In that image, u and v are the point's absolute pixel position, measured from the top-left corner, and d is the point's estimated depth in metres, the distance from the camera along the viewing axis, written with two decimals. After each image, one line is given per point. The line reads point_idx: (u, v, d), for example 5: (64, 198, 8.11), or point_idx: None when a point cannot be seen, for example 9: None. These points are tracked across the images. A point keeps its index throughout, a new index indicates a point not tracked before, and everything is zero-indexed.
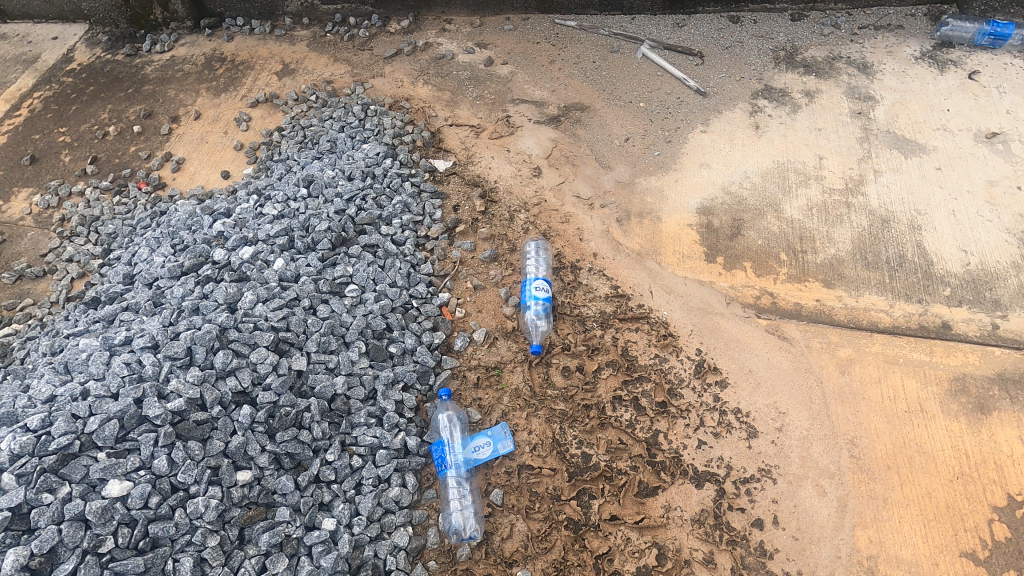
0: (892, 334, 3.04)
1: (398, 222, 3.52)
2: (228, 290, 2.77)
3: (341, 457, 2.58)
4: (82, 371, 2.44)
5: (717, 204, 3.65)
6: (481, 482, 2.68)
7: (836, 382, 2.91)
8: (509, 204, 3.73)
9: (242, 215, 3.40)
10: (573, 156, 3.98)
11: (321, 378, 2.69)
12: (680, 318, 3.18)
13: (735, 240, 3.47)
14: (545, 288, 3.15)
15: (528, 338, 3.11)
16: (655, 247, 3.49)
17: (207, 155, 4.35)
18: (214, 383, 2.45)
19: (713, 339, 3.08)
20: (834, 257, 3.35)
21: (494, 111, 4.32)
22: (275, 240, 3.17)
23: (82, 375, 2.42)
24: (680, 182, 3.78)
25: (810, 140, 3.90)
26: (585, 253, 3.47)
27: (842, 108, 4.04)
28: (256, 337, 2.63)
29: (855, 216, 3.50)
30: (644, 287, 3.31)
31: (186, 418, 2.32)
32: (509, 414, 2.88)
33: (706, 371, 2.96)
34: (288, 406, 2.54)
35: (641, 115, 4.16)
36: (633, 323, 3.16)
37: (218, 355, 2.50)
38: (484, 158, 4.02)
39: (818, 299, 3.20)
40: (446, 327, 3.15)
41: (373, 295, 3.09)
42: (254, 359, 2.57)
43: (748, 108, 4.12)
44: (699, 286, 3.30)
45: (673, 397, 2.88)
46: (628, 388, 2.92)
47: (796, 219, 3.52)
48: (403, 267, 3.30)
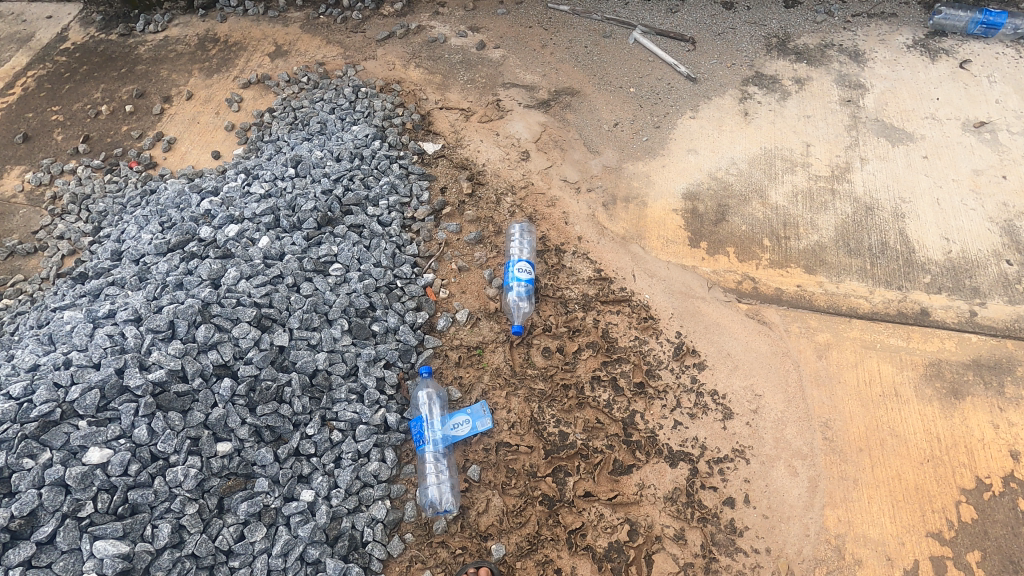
0: (871, 320, 3.07)
1: (385, 204, 3.54)
2: (212, 266, 2.80)
3: (321, 431, 2.62)
4: (66, 342, 2.48)
5: (702, 189, 3.66)
6: (459, 458, 2.73)
7: (813, 366, 2.94)
8: (496, 187, 3.75)
9: (229, 194, 3.41)
10: (562, 140, 3.99)
11: (303, 354, 2.72)
12: (662, 301, 3.21)
13: (719, 226, 3.49)
14: (528, 269, 3.18)
15: (510, 318, 3.14)
16: (639, 231, 3.52)
17: (198, 135, 4.36)
18: (196, 356, 2.49)
19: (693, 322, 3.11)
20: (817, 243, 3.37)
21: (484, 95, 4.33)
22: (261, 219, 3.20)
23: (66, 346, 2.46)
24: (667, 167, 3.79)
25: (798, 127, 3.90)
26: (570, 237, 3.50)
27: (831, 96, 4.04)
28: (239, 312, 2.67)
29: (840, 203, 3.51)
30: (627, 271, 3.34)
31: (167, 389, 2.36)
32: (489, 392, 2.92)
33: (685, 353, 2.99)
34: (269, 380, 2.58)
35: (631, 101, 4.16)
36: (614, 305, 3.19)
37: (200, 329, 2.54)
38: (473, 142, 4.03)
39: (798, 285, 3.23)
40: (429, 308, 3.19)
41: (357, 274, 3.12)
42: (236, 333, 2.61)
43: (737, 94, 4.12)
44: (681, 270, 3.33)
45: (651, 378, 2.92)
46: (607, 369, 2.96)
47: (780, 205, 3.54)
48: (388, 248, 3.33)
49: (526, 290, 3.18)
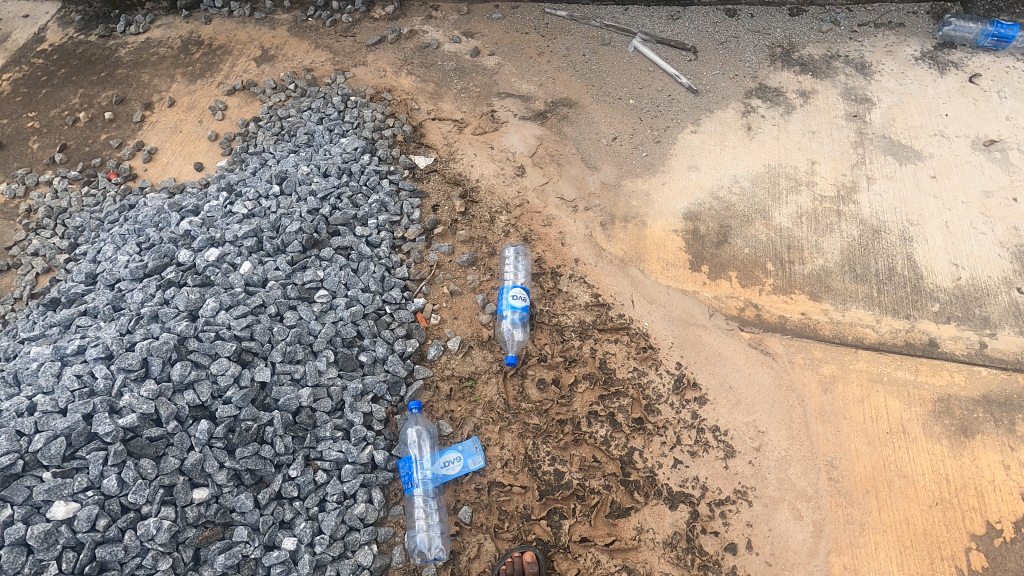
0: (878, 351, 2.96)
1: (374, 223, 3.39)
2: (189, 296, 2.65)
3: (304, 472, 2.50)
4: (31, 383, 2.34)
5: (704, 209, 3.54)
6: (449, 499, 2.62)
7: (817, 400, 2.84)
8: (490, 204, 3.61)
9: (210, 213, 3.25)
10: (558, 155, 3.85)
11: (286, 390, 2.59)
12: (662, 329, 3.09)
13: (721, 248, 3.37)
14: (523, 296, 3.05)
15: (504, 347, 3.03)
16: (639, 253, 3.39)
17: (180, 145, 4.19)
18: (170, 397, 2.35)
19: (694, 353, 2.99)
20: (822, 268, 3.25)
21: (478, 105, 4.17)
22: (243, 241, 3.04)
23: (31, 387, 2.31)
24: (668, 185, 3.66)
25: (803, 143, 3.77)
26: (567, 259, 3.37)
27: (837, 110, 3.91)
28: (218, 347, 2.52)
29: (846, 225, 3.40)
30: (625, 296, 3.21)
31: (139, 435, 2.23)
32: (481, 427, 2.80)
33: (686, 386, 2.87)
34: (250, 420, 2.46)
35: (630, 113, 4.01)
36: (612, 334, 3.07)
37: (176, 367, 2.40)
38: (467, 155, 3.88)
39: (803, 313, 3.11)
40: (420, 335, 3.06)
41: (344, 300, 2.98)
42: (214, 370, 2.47)
43: (740, 107, 3.99)
44: (682, 295, 3.21)
45: (650, 414, 2.80)
46: (604, 403, 2.84)
47: (784, 227, 3.42)
48: (377, 271, 3.19)
49: (520, 318, 3.05)
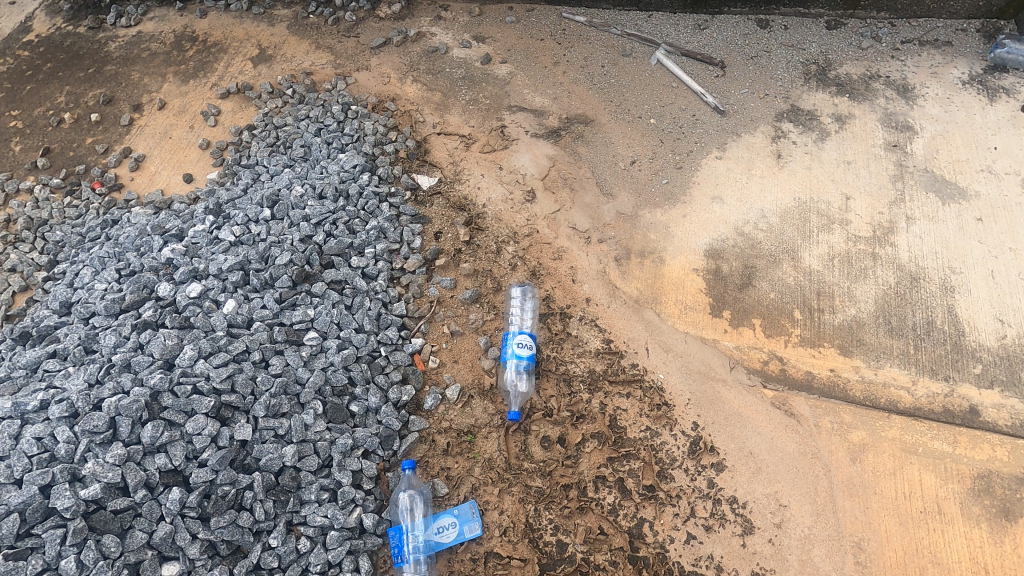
0: (913, 418, 2.72)
1: (371, 252, 3.16)
2: (165, 343, 2.43)
3: (285, 541, 2.30)
4: None
5: (727, 246, 3.28)
6: (442, 570, 2.42)
7: (845, 471, 2.60)
8: (496, 233, 3.36)
9: (195, 239, 3.01)
10: (572, 179, 3.58)
11: (268, 449, 2.38)
12: (678, 383, 2.85)
13: (745, 292, 3.12)
14: (529, 343, 2.81)
15: (509, 402, 2.78)
16: (655, 294, 3.14)
17: (169, 153, 3.94)
18: (139, 462, 2.16)
19: (713, 412, 2.76)
20: (854, 319, 3.00)
21: (487, 120, 3.89)
22: (227, 275, 2.81)
23: None
24: (689, 218, 3.40)
25: (837, 175, 3.49)
26: (577, 298, 3.12)
27: (875, 138, 3.61)
28: (194, 403, 2.31)
29: (881, 271, 3.13)
30: (640, 343, 2.97)
31: (102, 507, 2.05)
32: (479, 488, 2.60)
33: (702, 451, 2.65)
34: (227, 485, 2.26)
35: (650, 134, 3.73)
36: (624, 386, 2.84)
37: (146, 428, 2.19)
38: (473, 176, 3.62)
39: (832, 370, 2.87)
40: (417, 381, 2.84)
41: (336, 343, 2.76)
42: (189, 430, 2.26)
43: (770, 132, 3.69)
44: (701, 344, 2.97)
45: (662, 481, 2.58)
46: (613, 466, 2.62)
47: (814, 269, 3.16)
48: (373, 308, 2.96)
49: (526, 369, 2.82)
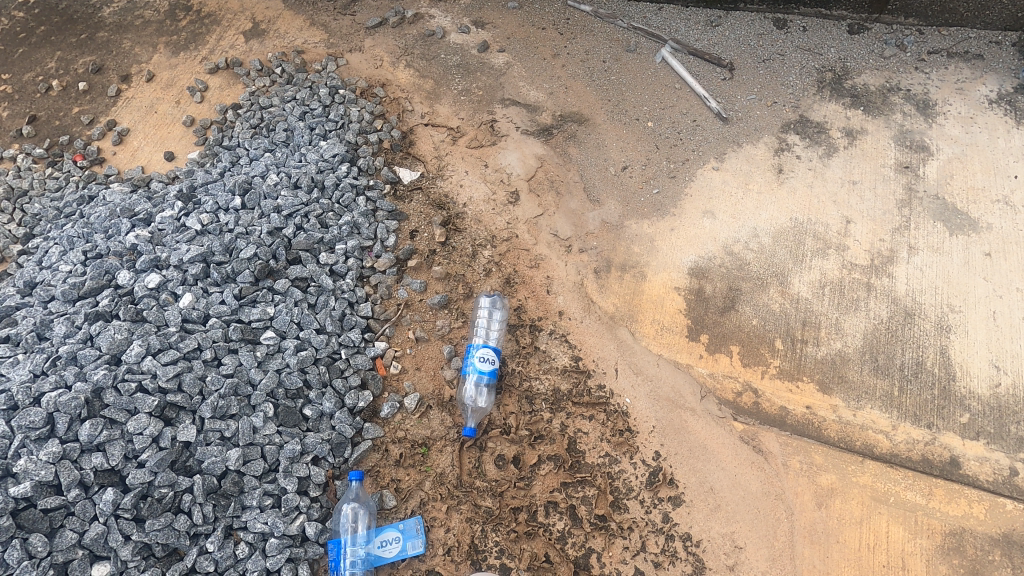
0: (887, 464, 2.58)
1: (341, 249, 3.06)
2: (114, 337, 2.39)
3: (223, 546, 2.27)
4: None
5: (713, 265, 3.12)
6: None
7: (809, 516, 2.49)
8: (474, 235, 3.24)
9: (161, 225, 2.95)
10: (559, 182, 3.43)
11: (211, 452, 2.34)
12: (644, 409, 2.74)
13: (726, 316, 2.97)
14: (491, 358, 2.70)
15: (467, 417, 2.70)
16: (632, 311, 3.01)
17: (153, 128, 3.86)
18: (75, 460, 2.15)
19: (676, 442, 2.65)
20: (838, 353, 2.85)
21: (478, 113, 3.73)
22: (188, 267, 2.74)
23: None
24: (677, 232, 3.24)
25: (839, 196, 3.28)
26: (550, 310, 3.01)
27: (886, 157, 3.39)
28: (137, 402, 2.28)
29: (874, 303, 2.96)
30: (609, 363, 2.86)
31: (32, 505, 2.05)
32: (428, 504, 2.54)
33: (661, 483, 2.55)
34: (166, 487, 2.23)
35: (646, 138, 3.54)
36: (588, 408, 2.74)
37: (84, 426, 2.18)
38: (456, 172, 3.48)
39: (808, 407, 2.73)
40: (376, 387, 2.77)
41: (294, 344, 2.69)
42: (130, 429, 2.24)
43: (773, 143, 3.48)
44: (673, 369, 2.85)
45: (615, 511, 2.50)
46: (567, 492, 2.54)
47: (802, 297, 3.00)
48: (337, 308, 2.88)
49: (487, 384, 2.73)
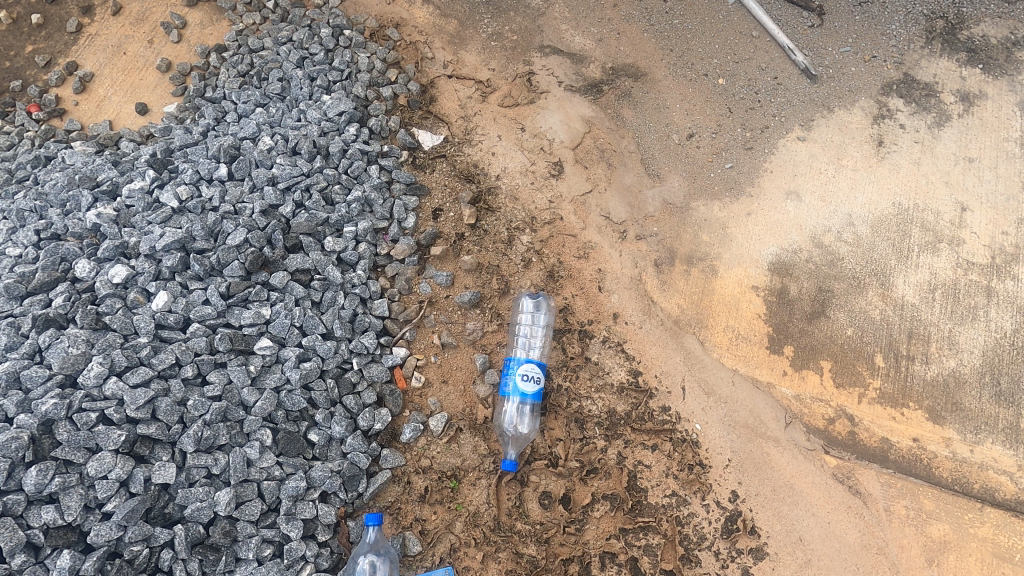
0: (1011, 513, 2.16)
1: (351, 232, 2.52)
2: (68, 352, 1.89)
3: None
4: None
5: (800, 259, 2.59)
6: None
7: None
8: (509, 217, 2.70)
9: (128, 201, 2.39)
10: (610, 152, 2.85)
11: (196, 495, 1.90)
12: (718, 437, 2.28)
13: (814, 324, 2.47)
14: (535, 377, 2.21)
15: (507, 447, 2.24)
16: (701, 315, 2.51)
17: (122, 73, 3.21)
18: (22, 515, 1.71)
19: (758, 480, 2.21)
20: (952, 373, 2.36)
21: (512, 63, 3.09)
22: (162, 257, 2.21)
23: None
24: (754, 217, 2.69)
25: (953, 176, 2.71)
26: (602, 312, 2.50)
27: (1010, 129, 2.79)
28: (99, 437, 1.81)
29: (996, 312, 2.45)
30: (675, 380, 2.38)
31: None
32: (459, 550, 2.13)
33: (739, 531, 2.13)
34: (139, 543, 1.79)
35: (716, 99, 2.93)
36: (650, 436, 2.28)
37: (31, 472, 1.72)
38: (487, 137, 2.90)
39: (915, 439, 2.27)
40: (395, 405, 2.31)
41: (295, 354, 2.20)
42: (91, 472, 1.78)
43: (872, 108, 2.87)
44: (751, 388, 2.37)
45: (685, 565, 2.09)
46: (626, 540, 2.13)
47: (908, 302, 2.48)
48: (347, 307, 2.38)
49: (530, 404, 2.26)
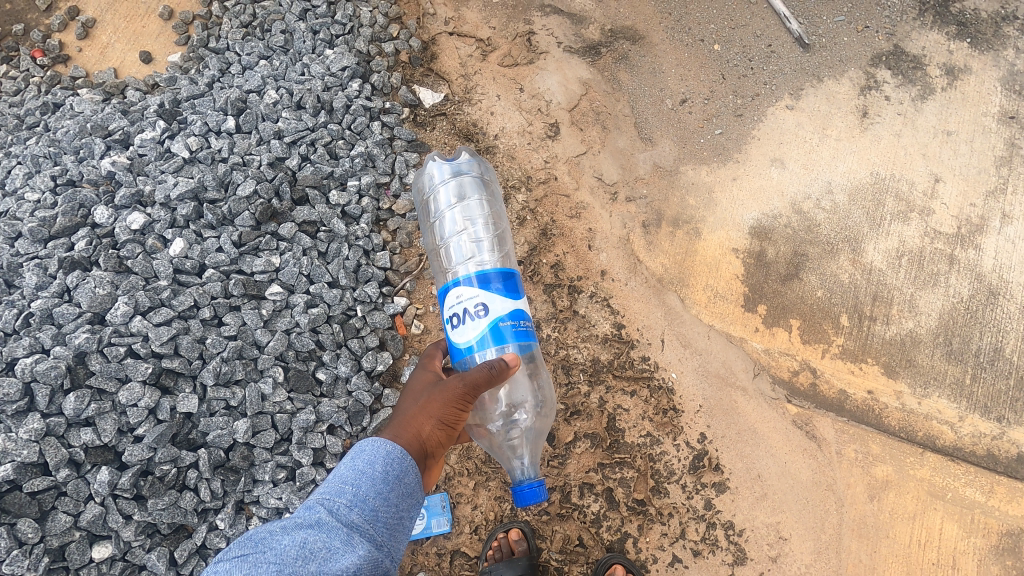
0: (949, 458, 2.41)
1: (354, 186, 2.63)
2: (95, 292, 2.05)
3: (235, 523, 2.10)
4: None
5: (779, 224, 2.74)
6: (405, 561, 2.29)
7: (859, 509, 2.35)
8: (507, 175, 2.82)
9: (142, 150, 2.49)
10: (605, 114, 2.95)
11: (217, 423, 2.11)
12: (691, 385, 2.49)
13: (788, 285, 2.65)
14: (471, 295, 1.66)
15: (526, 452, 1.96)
16: (682, 275, 2.68)
17: (124, 21, 3.22)
18: (64, 435, 1.91)
19: (724, 424, 2.44)
20: (909, 333, 2.56)
21: (512, 21, 3.14)
22: (177, 206, 2.33)
23: None
24: (739, 182, 2.82)
25: (930, 148, 2.83)
26: (591, 269, 2.67)
27: (989, 104, 2.89)
28: (128, 369, 1.99)
29: (956, 278, 2.63)
30: (655, 333, 2.57)
31: (18, 487, 1.83)
32: (453, 479, 2.37)
33: (705, 468, 2.38)
34: (168, 463, 2.01)
35: (710, 65, 3.01)
36: (630, 383, 2.49)
37: (69, 398, 1.91)
38: (487, 96, 2.98)
39: (869, 392, 2.50)
40: (395, 349, 2.49)
41: (304, 300, 2.36)
42: (122, 401, 1.97)
43: (859, 79, 2.96)
44: (726, 342, 2.57)
45: (655, 495, 2.35)
46: (604, 473, 2.37)
47: (875, 267, 2.65)
48: (351, 258, 2.52)
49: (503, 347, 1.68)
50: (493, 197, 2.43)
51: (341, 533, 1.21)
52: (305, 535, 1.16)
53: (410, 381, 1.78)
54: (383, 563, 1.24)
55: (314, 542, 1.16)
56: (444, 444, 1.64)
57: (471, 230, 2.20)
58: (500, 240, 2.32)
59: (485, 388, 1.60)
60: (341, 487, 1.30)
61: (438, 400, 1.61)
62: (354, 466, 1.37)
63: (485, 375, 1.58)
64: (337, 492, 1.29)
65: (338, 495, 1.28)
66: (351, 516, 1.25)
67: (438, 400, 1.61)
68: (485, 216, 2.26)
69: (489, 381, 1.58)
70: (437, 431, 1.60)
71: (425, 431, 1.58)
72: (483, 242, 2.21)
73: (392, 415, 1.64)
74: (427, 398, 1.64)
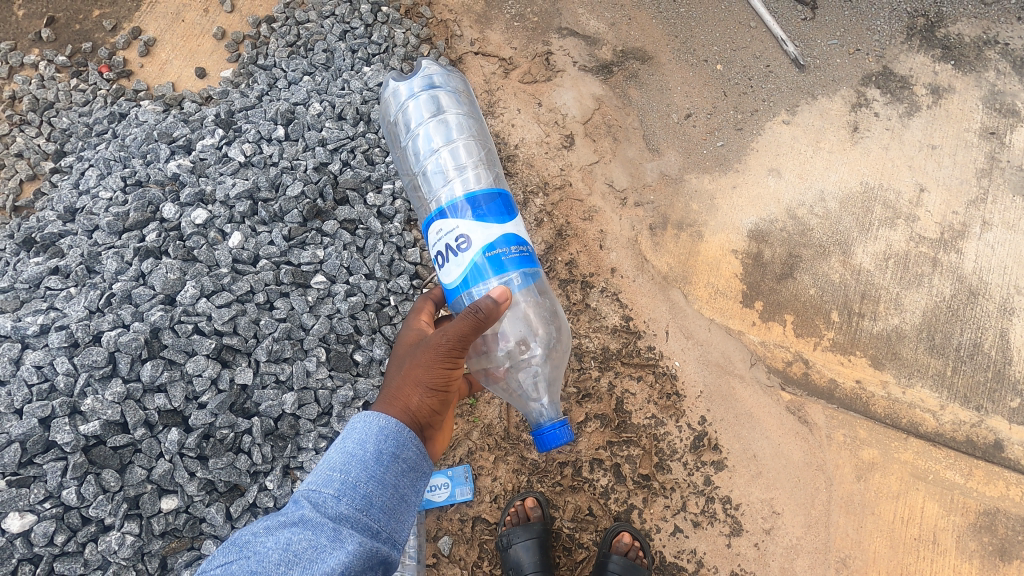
0: (931, 443, 2.62)
1: (390, 189, 2.88)
2: (167, 277, 2.36)
3: (282, 484, 2.34)
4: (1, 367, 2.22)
5: (775, 228, 2.99)
6: (431, 525, 2.53)
7: (847, 488, 2.56)
8: (526, 181, 3.10)
9: (203, 155, 2.80)
10: (616, 126, 3.23)
11: (268, 395, 2.37)
12: (693, 373, 2.73)
13: (783, 284, 2.89)
14: (453, 228, 1.83)
15: (541, 392, 2.10)
16: (686, 273, 2.93)
17: (181, 40, 3.57)
18: (140, 399, 2.21)
19: (723, 408, 2.67)
20: (895, 329, 2.79)
21: (532, 42, 3.45)
22: (235, 204, 2.64)
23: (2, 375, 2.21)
24: (739, 190, 3.08)
25: (916, 161, 3.07)
26: (602, 266, 2.93)
27: (971, 121, 3.14)
28: (195, 343, 2.29)
29: (939, 279, 2.85)
30: (660, 325, 2.81)
31: (103, 442, 2.14)
32: (475, 453, 2.62)
33: (705, 447, 2.60)
34: (226, 428, 2.27)
35: (713, 83, 3.28)
36: (637, 369, 2.73)
37: (145, 367, 2.21)
38: (508, 110, 3.27)
39: (858, 381, 2.72)
40: None
41: (344, 289, 2.63)
42: (189, 370, 2.27)
43: (851, 97, 3.22)
44: (725, 334, 2.81)
45: (659, 471, 2.58)
46: (612, 450, 2.61)
47: (864, 268, 2.89)
48: (385, 253, 2.76)
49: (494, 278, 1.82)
50: (466, 111, 2.61)
51: (328, 528, 1.37)
52: (292, 535, 1.33)
53: (394, 359, 1.89)
54: (374, 547, 1.40)
55: (301, 541, 1.33)
56: (440, 408, 1.73)
57: (450, 152, 2.39)
58: (481, 158, 2.51)
59: (467, 337, 1.69)
60: (329, 476, 1.43)
61: (416, 370, 1.72)
62: (343, 453, 1.49)
63: (462, 326, 1.67)
64: (325, 484, 1.42)
65: (326, 487, 1.42)
66: (338, 507, 1.40)
67: (417, 370, 1.72)
68: (457, 130, 2.46)
69: (470, 328, 1.67)
70: (427, 398, 1.69)
71: (415, 401, 1.67)
72: (463, 162, 2.39)
73: (382, 390, 1.75)
74: (408, 371, 1.74)
